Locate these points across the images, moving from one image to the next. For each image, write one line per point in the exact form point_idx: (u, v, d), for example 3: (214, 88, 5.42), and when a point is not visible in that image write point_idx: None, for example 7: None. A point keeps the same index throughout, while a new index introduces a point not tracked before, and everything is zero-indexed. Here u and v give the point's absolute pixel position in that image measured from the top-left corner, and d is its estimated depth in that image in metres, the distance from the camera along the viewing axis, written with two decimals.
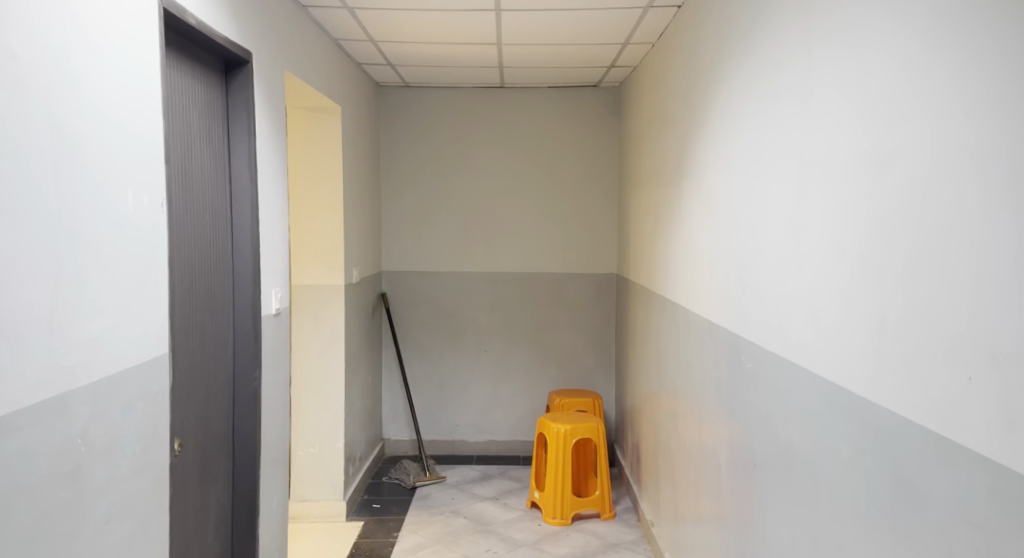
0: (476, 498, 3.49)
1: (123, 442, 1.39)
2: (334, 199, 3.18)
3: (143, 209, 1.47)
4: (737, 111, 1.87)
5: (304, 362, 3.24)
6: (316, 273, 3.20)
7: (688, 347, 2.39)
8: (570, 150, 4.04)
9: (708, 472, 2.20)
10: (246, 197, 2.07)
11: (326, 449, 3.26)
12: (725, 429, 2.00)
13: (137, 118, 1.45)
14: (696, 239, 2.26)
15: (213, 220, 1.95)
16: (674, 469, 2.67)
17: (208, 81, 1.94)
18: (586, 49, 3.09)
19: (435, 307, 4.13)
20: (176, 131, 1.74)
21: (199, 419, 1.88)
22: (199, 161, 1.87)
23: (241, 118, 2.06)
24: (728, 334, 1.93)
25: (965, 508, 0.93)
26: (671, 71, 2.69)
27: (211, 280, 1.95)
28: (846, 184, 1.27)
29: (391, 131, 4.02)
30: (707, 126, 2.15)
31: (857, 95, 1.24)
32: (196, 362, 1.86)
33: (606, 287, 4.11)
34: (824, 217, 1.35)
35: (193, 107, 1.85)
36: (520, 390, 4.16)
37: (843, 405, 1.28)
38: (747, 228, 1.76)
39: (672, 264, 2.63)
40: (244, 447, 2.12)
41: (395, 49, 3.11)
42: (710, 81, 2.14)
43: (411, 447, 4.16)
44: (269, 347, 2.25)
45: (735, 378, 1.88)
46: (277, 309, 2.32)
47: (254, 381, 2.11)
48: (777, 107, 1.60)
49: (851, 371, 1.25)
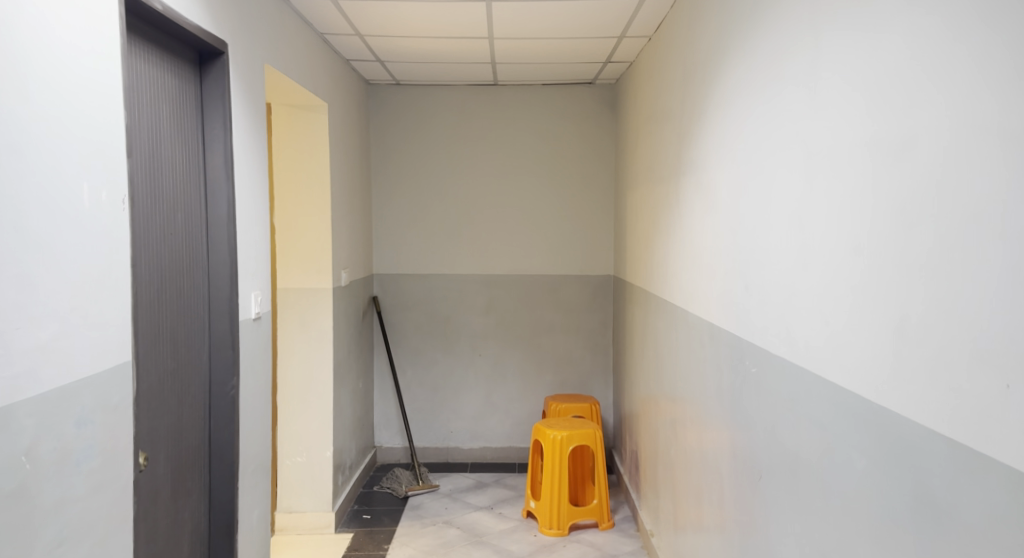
0: (470, 507, 3.38)
1: (78, 457, 1.28)
2: (321, 199, 3.07)
3: (102, 206, 1.37)
4: (738, 103, 1.77)
5: (291, 369, 3.14)
6: (303, 275, 3.10)
7: (689, 350, 2.29)
8: (565, 150, 3.95)
9: (710, 479, 2.09)
10: (223, 195, 1.97)
11: (314, 458, 3.15)
12: (728, 435, 1.89)
13: (94, 107, 1.35)
14: (695, 237, 2.16)
15: (185, 220, 1.85)
16: (674, 479, 2.57)
17: (180, 72, 1.85)
18: (581, 42, 2.99)
19: (428, 310, 4.02)
20: (143, 124, 1.64)
21: (171, 430, 1.78)
22: (168, 157, 1.76)
23: (217, 112, 1.97)
24: (730, 337, 1.82)
25: (1000, 531, 0.82)
26: (668, 65, 2.59)
27: (184, 283, 1.85)
28: (859, 174, 1.17)
29: (381, 130, 3.92)
30: (706, 119, 2.06)
31: (871, 77, 1.13)
32: (167, 370, 1.75)
33: (603, 289, 4.01)
34: (834, 211, 1.24)
35: (161, 99, 1.75)
36: (516, 394, 4.05)
37: (856, 413, 1.18)
38: (749, 224, 1.65)
39: (671, 264, 2.53)
40: (221, 459, 2.01)
41: (383, 43, 3.01)
42: (709, 71, 2.05)
43: (404, 455, 4.05)
44: (249, 353, 2.14)
45: (737, 383, 1.78)
46: (257, 313, 2.21)
47: (232, 389, 2.00)
48: (781, 96, 1.49)
49: (866, 377, 1.14)
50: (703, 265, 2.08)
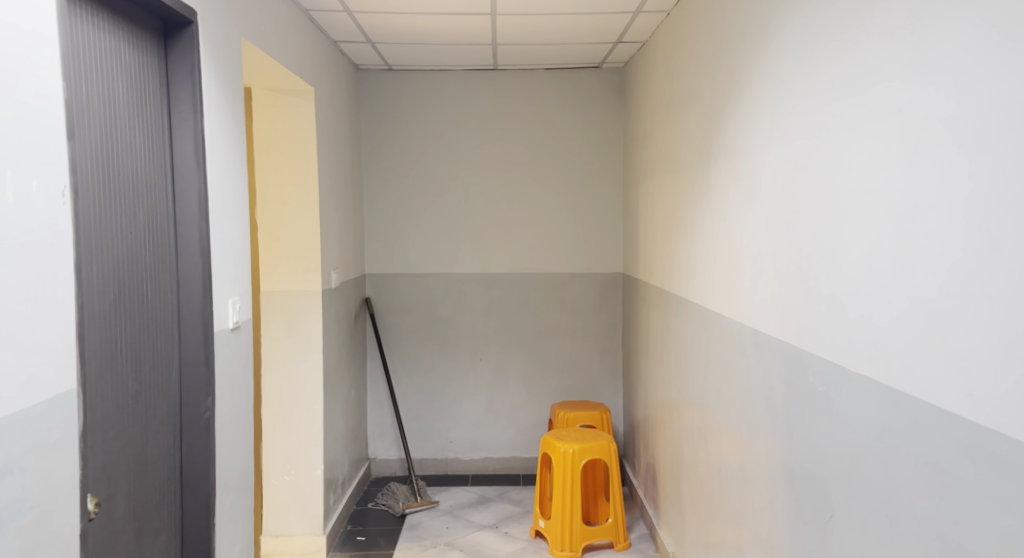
0: (473, 526, 3.13)
1: (2, 515, 1.02)
2: (308, 193, 2.80)
3: (33, 199, 1.10)
4: (797, 75, 1.51)
5: (276, 379, 2.86)
6: (289, 277, 2.82)
7: (724, 357, 2.05)
8: (570, 139, 3.69)
9: (751, 499, 1.86)
10: (193, 187, 1.71)
11: (303, 477, 2.88)
12: (779, 453, 1.65)
13: (19, 76, 1.08)
14: (733, 231, 1.92)
15: (146, 217, 1.59)
16: (701, 497, 2.33)
17: (138, 43, 1.58)
18: (593, 19, 2.74)
19: (425, 312, 3.76)
20: (91, 102, 1.37)
21: (134, 462, 1.51)
22: (124, 140, 1.50)
23: (186, 91, 1.70)
24: (787, 349, 1.57)
25: None
26: (693, 42, 2.35)
27: (146, 291, 1.58)
28: (995, 149, 0.91)
29: (372, 119, 3.65)
30: (748, 97, 1.82)
31: (1015, 25, 0.87)
32: (126, 394, 1.48)
33: (612, 287, 3.76)
34: (953, 201, 0.99)
35: (115, 72, 1.48)
36: (519, 401, 3.80)
37: (989, 457, 0.93)
38: (816, 217, 1.41)
39: (698, 262, 2.29)
40: (194, 491, 1.74)
41: (375, 21, 2.74)
42: (751, 43, 1.80)
43: (400, 467, 3.80)
44: (227, 370, 1.87)
45: (798, 403, 1.53)
46: (236, 322, 1.93)
47: (206, 411, 1.74)
48: (861, 59, 1.24)
49: (1006, 410, 0.89)
50: (744, 262, 1.84)
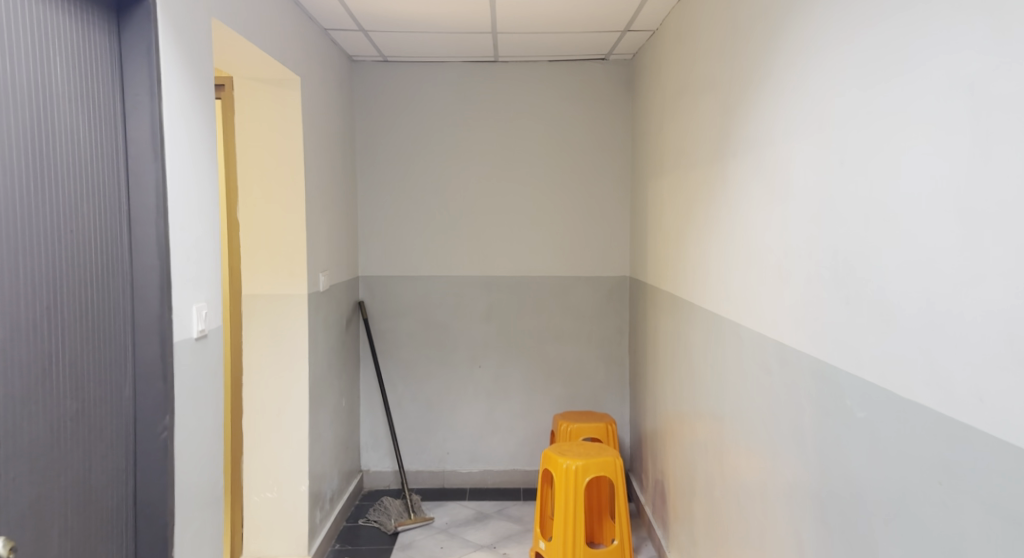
0: (470, 546, 2.94)
1: None
2: (293, 189, 2.61)
3: None
4: (828, 54, 1.33)
5: (259, 389, 2.69)
6: (274, 279, 2.64)
7: (742, 370, 1.85)
8: (576, 133, 3.50)
9: (772, 530, 1.66)
10: (149, 180, 1.52)
11: (286, 494, 2.70)
12: (807, 482, 1.46)
13: None
14: (753, 232, 1.73)
15: (92, 213, 1.41)
16: (715, 522, 2.14)
17: (83, 16, 1.40)
18: (597, 4, 2.55)
19: (421, 316, 3.58)
20: (19, 80, 1.19)
21: (71, 492, 1.33)
22: (64, 127, 1.32)
23: (141, 71, 1.52)
24: (819, 366, 1.38)
25: None
26: (707, 25, 2.16)
27: (91, 296, 1.40)
28: None
29: (365, 113, 3.48)
30: (771, 80, 1.63)
31: None
32: (63, 415, 1.31)
33: (619, 291, 3.57)
34: None
35: (54, 48, 1.30)
36: (520, 411, 3.61)
37: None
38: (855, 214, 1.22)
39: (712, 264, 2.09)
40: (149, 521, 1.56)
41: (366, 7, 2.57)
42: (773, 21, 1.61)
43: (394, 480, 3.61)
44: (191, 385, 1.68)
45: (832, 429, 1.33)
46: (203, 331, 1.74)
47: (163, 431, 1.55)
48: (909, 30, 1.05)
49: None
50: (767, 265, 1.64)
